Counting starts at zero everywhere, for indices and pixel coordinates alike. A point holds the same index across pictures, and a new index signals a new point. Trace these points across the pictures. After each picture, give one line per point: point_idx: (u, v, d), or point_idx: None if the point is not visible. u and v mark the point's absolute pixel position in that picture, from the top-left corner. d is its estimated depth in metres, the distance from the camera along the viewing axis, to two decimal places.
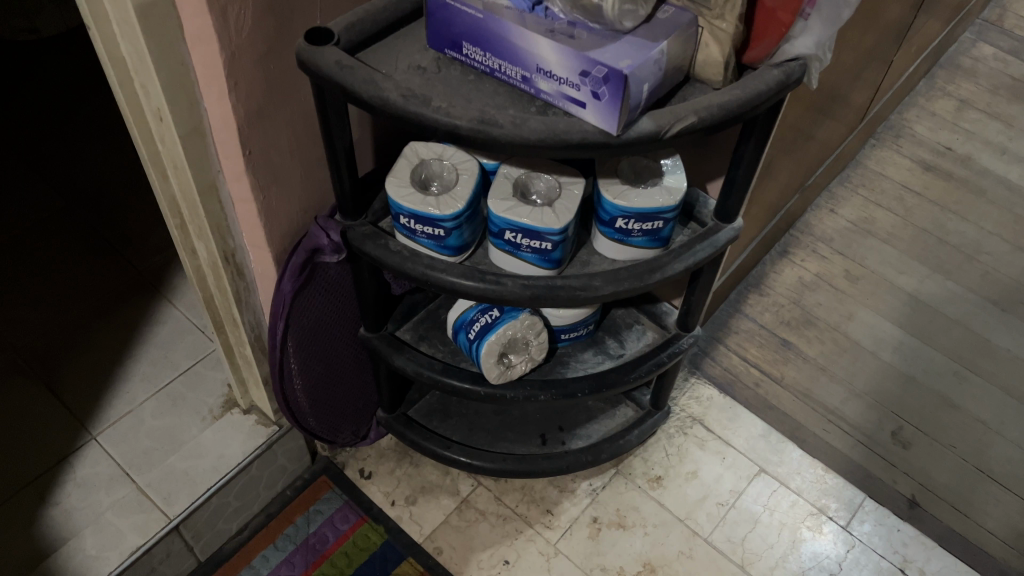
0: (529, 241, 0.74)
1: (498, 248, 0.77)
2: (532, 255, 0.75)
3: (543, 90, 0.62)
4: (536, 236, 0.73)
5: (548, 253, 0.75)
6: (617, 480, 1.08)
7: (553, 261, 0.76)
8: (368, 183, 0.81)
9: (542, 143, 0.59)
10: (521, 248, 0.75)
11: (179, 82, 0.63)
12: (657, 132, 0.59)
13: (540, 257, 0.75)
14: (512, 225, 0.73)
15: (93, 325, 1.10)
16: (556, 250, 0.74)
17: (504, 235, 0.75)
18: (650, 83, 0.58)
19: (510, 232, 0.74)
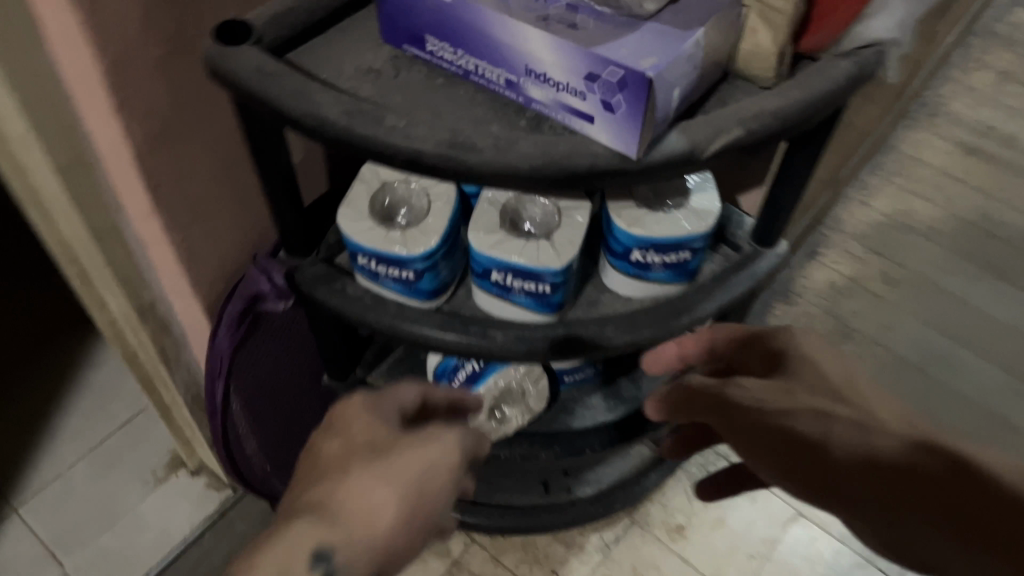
0: (523, 282, 0.58)
1: (483, 291, 0.61)
2: (527, 299, 0.59)
3: (535, 98, 0.46)
4: (531, 276, 0.57)
5: (548, 297, 0.59)
6: (632, 531, 0.94)
7: (556, 305, 0.60)
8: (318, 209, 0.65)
9: (537, 174, 0.44)
10: (512, 292, 0.59)
11: (47, 101, 0.47)
12: (691, 151, 0.44)
13: (537, 303, 0.59)
14: (502, 265, 0.57)
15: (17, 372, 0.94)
16: (558, 294, 0.59)
17: (489, 275, 0.59)
18: (681, 87, 0.43)
19: (496, 270, 0.58)
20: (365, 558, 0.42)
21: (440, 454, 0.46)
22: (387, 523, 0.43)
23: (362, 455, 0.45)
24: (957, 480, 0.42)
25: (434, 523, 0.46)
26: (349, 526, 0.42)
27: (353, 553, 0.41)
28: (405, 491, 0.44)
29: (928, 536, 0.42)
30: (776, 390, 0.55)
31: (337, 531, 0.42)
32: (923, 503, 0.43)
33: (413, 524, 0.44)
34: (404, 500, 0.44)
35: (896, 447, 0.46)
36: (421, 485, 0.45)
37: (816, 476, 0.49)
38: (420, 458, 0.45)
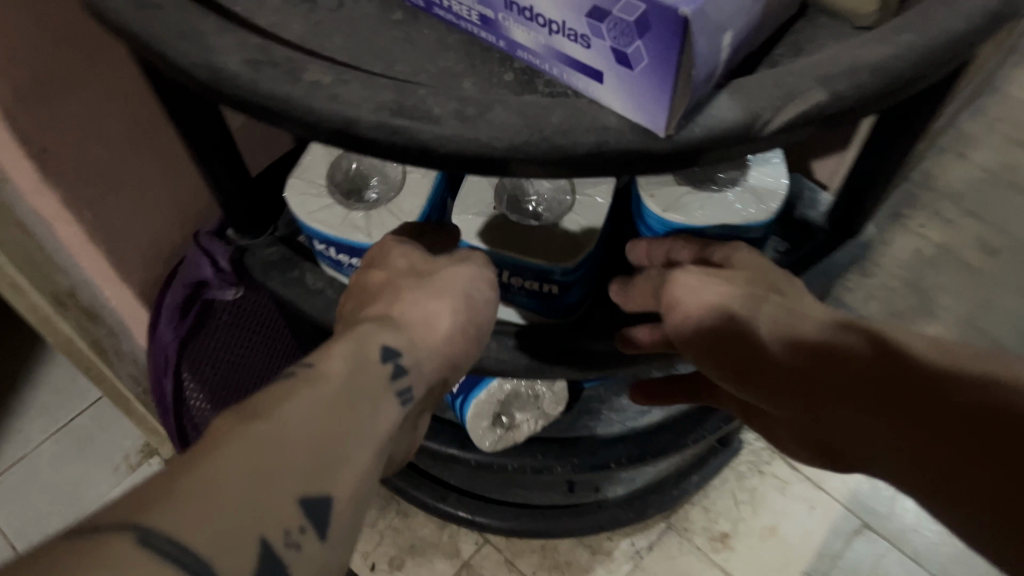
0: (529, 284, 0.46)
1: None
2: (529, 300, 0.48)
3: (519, 43, 0.32)
4: (540, 278, 0.46)
5: (561, 300, 0.48)
6: (668, 539, 0.82)
7: (573, 306, 0.49)
8: (265, 175, 0.53)
9: (519, 155, 0.30)
10: (517, 292, 0.48)
11: None
12: (748, 127, 0.30)
13: (548, 305, 0.48)
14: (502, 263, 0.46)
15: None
16: (575, 295, 0.48)
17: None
18: (734, 29, 0.29)
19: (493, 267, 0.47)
20: (432, 367, 0.38)
21: (477, 272, 0.42)
22: (444, 331, 0.39)
23: (403, 282, 0.40)
24: (894, 359, 0.31)
25: (479, 340, 0.41)
26: (411, 333, 0.38)
27: (421, 354, 0.37)
28: (456, 307, 0.40)
29: (856, 427, 0.31)
30: (720, 280, 0.38)
31: (402, 336, 0.37)
32: (866, 407, 0.31)
33: (467, 335, 0.40)
34: (460, 307, 0.40)
35: (820, 329, 0.34)
36: (466, 296, 0.40)
37: (759, 381, 0.35)
38: (459, 276, 0.41)
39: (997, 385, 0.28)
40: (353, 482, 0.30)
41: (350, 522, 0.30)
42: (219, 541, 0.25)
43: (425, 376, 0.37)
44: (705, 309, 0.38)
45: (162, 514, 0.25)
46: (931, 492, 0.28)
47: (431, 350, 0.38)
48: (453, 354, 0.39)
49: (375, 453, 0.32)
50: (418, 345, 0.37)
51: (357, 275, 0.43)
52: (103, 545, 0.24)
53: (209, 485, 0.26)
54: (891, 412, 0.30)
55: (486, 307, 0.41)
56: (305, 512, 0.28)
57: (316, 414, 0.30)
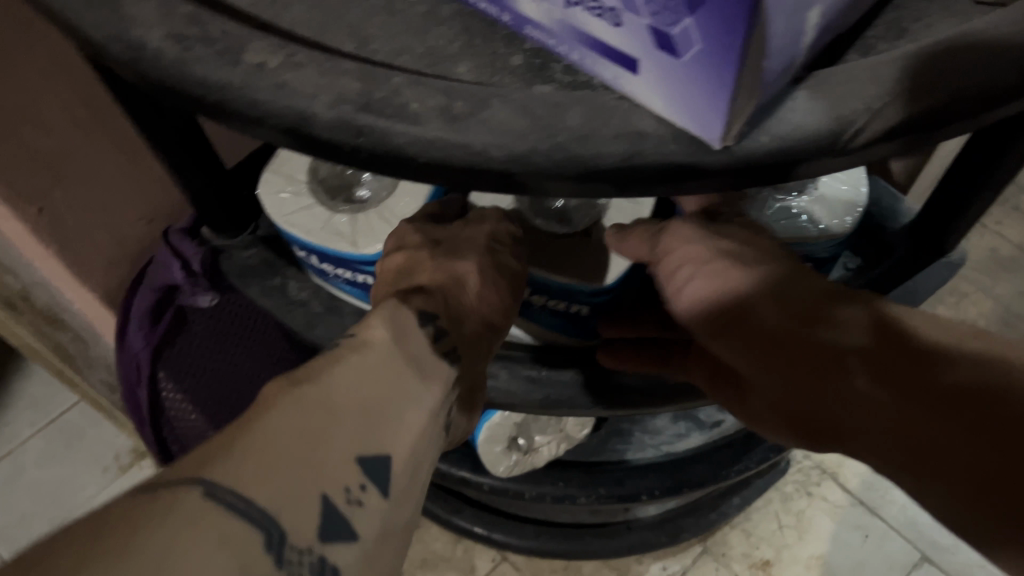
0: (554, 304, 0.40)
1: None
2: (554, 320, 0.42)
3: (529, 16, 0.24)
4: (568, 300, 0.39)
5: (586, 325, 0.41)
6: (703, 564, 0.75)
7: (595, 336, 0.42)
8: (240, 168, 0.46)
9: (523, 167, 0.23)
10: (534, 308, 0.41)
11: None
12: (835, 136, 0.22)
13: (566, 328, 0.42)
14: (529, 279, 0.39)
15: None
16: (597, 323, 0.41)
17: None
18: (825, 4, 0.21)
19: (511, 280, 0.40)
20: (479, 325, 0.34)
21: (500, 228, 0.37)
22: (479, 291, 0.35)
23: (427, 254, 0.35)
24: (888, 334, 0.26)
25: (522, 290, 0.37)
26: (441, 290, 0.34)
27: (465, 310, 0.33)
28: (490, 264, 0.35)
29: (851, 405, 0.26)
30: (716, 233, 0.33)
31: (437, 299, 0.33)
32: (855, 376, 0.26)
33: (512, 286, 0.36)
34: (491, 258, 0.36)
35: (807, 293, 0.29)
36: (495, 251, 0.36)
37: (740, 344, 0.29)
38: (479, 235, 0.37)
39: (1003, 364, 0.23)
40: (409, 439, 0.26)
41: (410, 479, 0.26)
42: (285, 496, 0.21)
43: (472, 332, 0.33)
44: (697, 260, 0.32)
45: (229, 468, 0.21)
46: (915, 477, 0.23)
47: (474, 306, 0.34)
48: (501, 315, 0.35)
49: (432, 414, 0.28)
50: (458, 304, 0.34)
51: (378, 263, 0.36)
52: (166, 498, 0.20)
53: (259, 440, 0.22)
54: (883, 385, 0.25)
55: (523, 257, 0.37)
56: (363, 468, 0.24)
57: (365, 380, 0.26)
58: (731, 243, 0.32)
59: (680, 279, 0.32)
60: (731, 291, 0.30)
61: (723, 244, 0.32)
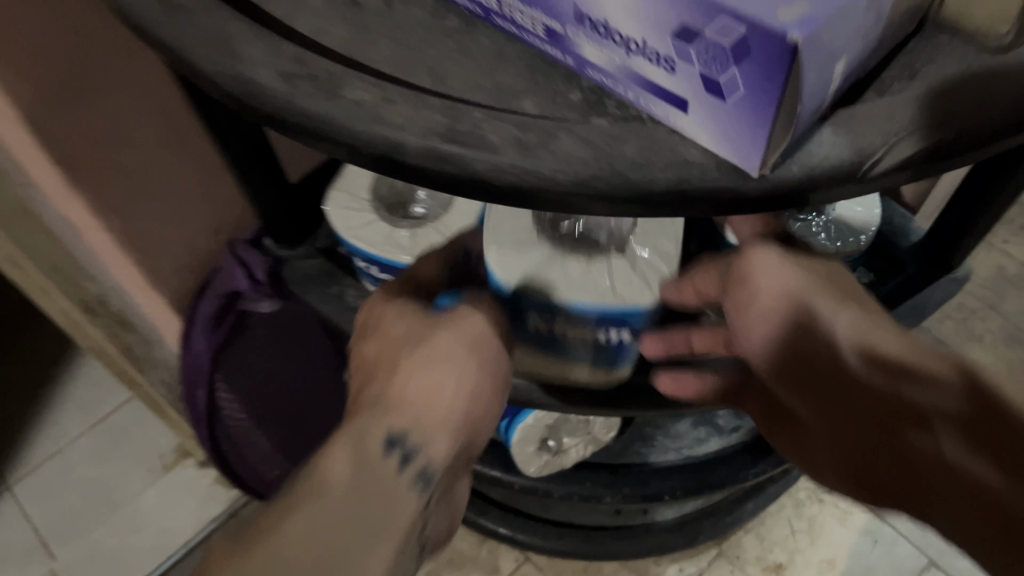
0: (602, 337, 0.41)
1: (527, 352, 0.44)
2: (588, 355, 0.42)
3: (590, 60, 0.28)
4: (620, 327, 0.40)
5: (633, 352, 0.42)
6: (719, 567, 0.78)
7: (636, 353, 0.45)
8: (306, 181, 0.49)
9: (586, 192, 0.26)
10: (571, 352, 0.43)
11: None
12: (855, 169, 0.26)
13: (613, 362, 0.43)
14: (570, 314, 0.39)
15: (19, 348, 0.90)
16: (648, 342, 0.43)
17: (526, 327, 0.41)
18: (848, 56, 0.24)
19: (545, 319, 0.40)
20: (446, 437, 0.33)
21: (485, 327, 0.35)
22: (455, 394, 0.34)
23: (401, 347, 0.34)
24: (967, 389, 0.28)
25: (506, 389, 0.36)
26: (414, 407, 0.33)
27: (439, 426, 0.33)
28: (469, 376, 0.34)
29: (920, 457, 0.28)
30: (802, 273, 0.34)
31: (415, 415, 0.33)
32: (926, 430, 0.28)
33: (491, 391, 0.35)
34: (467, 362, 0.34)
35: (889, 343, 0.31)
36: (478, 358, 0.34)
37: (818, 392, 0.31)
38: (462, 330, 0.35)
39: None
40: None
41: None
42: None
43: (443, 452, 0.33)
44: (773, 296, 0.34)
45: None
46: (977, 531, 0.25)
47: (457, 411, 0.34)
48: (484, 423, 0.35)
49: (398, 539, 0.30)
50: (424, 427, 0.33)
51: (356, 351, 0.36)
52: None
53: None
54: (955, 440, 0.27)
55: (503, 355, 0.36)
56: None
57: (323, 532, 0.28)
58: (816, 289, 0.34)
59: (756, 318, 0.34)
60: (810, 343, 0.32)
61: (809, 288, 0.34)
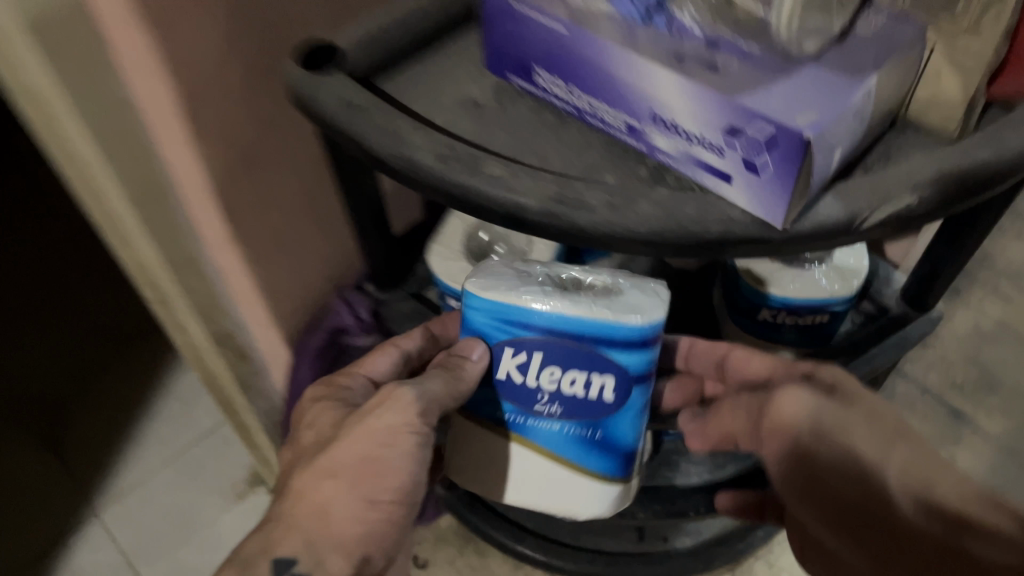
0: (574, 387, 0.42)
1: (521, 446, 0.45)
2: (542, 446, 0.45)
3: (660, 147, 0.39)
4: (591, 369, 0.42)
5: (610, 425, 0.43)
6: None
7: (630, 455, 0.45)
8: (407, 236, 0.60)
9: (659, 239, 0.37)
10: (547, 417, 0.44)
11: (125, 128, 0.43)
12: (849, 222, 0.36)
13: (591, 435, 0.44)
14: (543, 344, 0.42)
15: (127, 353, 0.95)
16: (637, 427, 0.44)
17: (501, 370, 0.44)
18: (843, 146, 0.35)
19: (521, 353, 0.43)
20: (334, 547, 0.43)
21: (394, 423, 0.44)
22: (333, 512, 0.43)
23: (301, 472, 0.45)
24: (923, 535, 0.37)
25: (412, 496, 0.45)
26: (306, 529, 0.43)
27: (318, 543, 0.43)
28: (361, 492, 0.44)
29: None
30: None
31: (313, 541, 0.43)
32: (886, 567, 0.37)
33: (394, 505, 0.45)
34: (334, 487, 0.43)
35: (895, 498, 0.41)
36: (355, 483, 0.44)
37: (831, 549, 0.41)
38: (353, 439, 0.44)
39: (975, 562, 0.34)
40: None
41: None
42: None
43: (337, 567, 0.43)
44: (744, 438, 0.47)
45: None
46: None
47: (357, 533, 0.43)
48: (382, 539, 0.44)
49: None
50: (311, 540, 0.43)
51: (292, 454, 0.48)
52: None
53: None
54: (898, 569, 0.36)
55: (409, 464, 0.45)
56: None
57: None
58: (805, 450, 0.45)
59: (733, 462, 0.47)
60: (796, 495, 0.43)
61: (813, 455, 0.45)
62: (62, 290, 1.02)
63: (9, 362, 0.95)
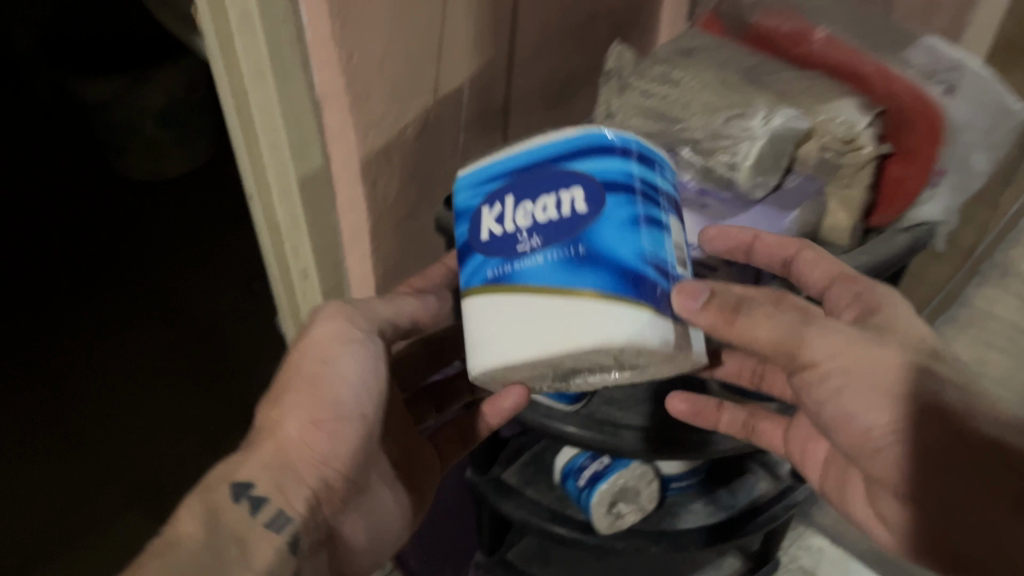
0: (546, 212, 0.44)
1: (511, 296, 0.43)
2: (533, 274, 0.43)
3: None
4: (557, 191, 0.44)
5: (593, 237, 0.43)
6: None
7: (636, 279, 0.42)
8: None
9: None
10: (530, 254, 0.43)
11: (328, 248, 0.67)
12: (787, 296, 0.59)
13: (575, 250, 0.42)
14: (509, 187, 0.46)
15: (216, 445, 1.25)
16: (628, 243, 0.43)
17: (483, 232, 0.46)
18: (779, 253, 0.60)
19: (496, 205, 0.46)
20: (303, 465, 0.51)
21: (327, 335, 0.53)
22: (291, 427, 0.52)
23: (263, 408, 0.53)
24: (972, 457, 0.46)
25: (356, 411, 0.52)
26: (262, 459, 0.51)
27: (281, 460, 0.51)
28: (306, 414, 0.51)
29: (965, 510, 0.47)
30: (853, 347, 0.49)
31: (272, 471, 0.51)
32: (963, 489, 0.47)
33: (337, 425, 0.52)
34: (286, 411, 0.52)
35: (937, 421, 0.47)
36: (294, 397, 0.52)
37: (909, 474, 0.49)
38: (296, 370, 0.53)
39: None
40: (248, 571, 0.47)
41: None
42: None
43: (298, 495, 0.51)
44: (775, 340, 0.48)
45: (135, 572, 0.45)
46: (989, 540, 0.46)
47: (312, 455, 0.51)
48: (334, 459, 0.52)
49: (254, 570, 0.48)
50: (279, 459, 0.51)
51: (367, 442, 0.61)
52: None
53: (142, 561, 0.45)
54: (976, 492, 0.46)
55: (345, 376, 0.52)
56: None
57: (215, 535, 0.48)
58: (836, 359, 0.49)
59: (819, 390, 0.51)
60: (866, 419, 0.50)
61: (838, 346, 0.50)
62: (159, 390, 1.32)
63: (121, 455, 1.23)
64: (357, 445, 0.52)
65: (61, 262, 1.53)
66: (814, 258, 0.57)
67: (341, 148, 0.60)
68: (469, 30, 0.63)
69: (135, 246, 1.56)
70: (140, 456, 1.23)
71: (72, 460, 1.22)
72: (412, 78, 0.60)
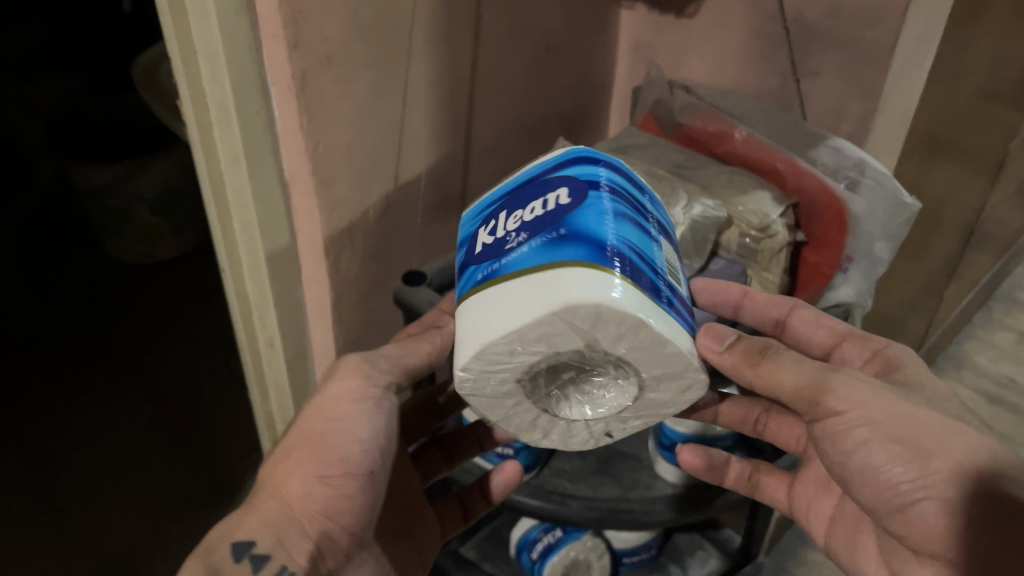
0: (534, 213, 0.49)
1: (499, 284, 0.46)
2: (518, 257, 0.46)
3: None
4: (542, 196, 0.50)
5: (571, 221, 0.46)
6: None
7: (612, 252, 0.45)
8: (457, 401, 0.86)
9: None
10: (518, 246, 0.47)
11: (293, 319, 0.73)
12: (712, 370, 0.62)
13: (556, 231, 0.46)
14: (502, 207, 0.52)
15: (186, 519, 1.26)
16: (605, 224, 0.46)
17: (478, 246, 0.51)
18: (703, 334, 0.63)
19: (490, 224, 0.52)
20: (306, 520, 0.53)
21: (341, 393, 0.55)
22: (296, 484, 0.53)
23: (270, 466, 0.56)
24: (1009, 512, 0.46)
25: (364, 468, 0.54)
26: (261, 516, 0.53)
27: (284, 516, 0.53)
28: (312, 469, 0.53)
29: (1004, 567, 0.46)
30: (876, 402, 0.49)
31: (274, 528, 0.53)
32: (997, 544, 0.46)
33: (343, 482, 0.53)
34: (291, 468, 0.54)
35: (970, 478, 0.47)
36: (306, 451, 0.54)
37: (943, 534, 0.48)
38: (305, 431, 0.55)
39: None
40: None
41: None
42: None
43: (297, 545, 0.53)
44: (799, 381, 0.50)
45: None
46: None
47: (315, 510, 0.53)
48: (338, 512, 0.53)
49: None
50: (283, 518, 0.53)
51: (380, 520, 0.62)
52: None
53: None
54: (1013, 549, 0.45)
55: (356, 434, 0.54)
56: None
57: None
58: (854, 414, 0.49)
59: (844, 443, 0.50)
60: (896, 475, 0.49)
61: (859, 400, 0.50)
62: (134, 465, 1.34)
63: (93, 527, 1.24)
64: (363, 497, 0.54)
65: (50, 342, 1.58)
66: (811, 318, 0.61)
67: (307, 227, 0.66)
68: (426, 125, 0.70)
69: (124, 326, 1.61)
70: (110, 528, 1.24)
71: (49, 526, 1.24)
72: (375, 163, 0.67)
